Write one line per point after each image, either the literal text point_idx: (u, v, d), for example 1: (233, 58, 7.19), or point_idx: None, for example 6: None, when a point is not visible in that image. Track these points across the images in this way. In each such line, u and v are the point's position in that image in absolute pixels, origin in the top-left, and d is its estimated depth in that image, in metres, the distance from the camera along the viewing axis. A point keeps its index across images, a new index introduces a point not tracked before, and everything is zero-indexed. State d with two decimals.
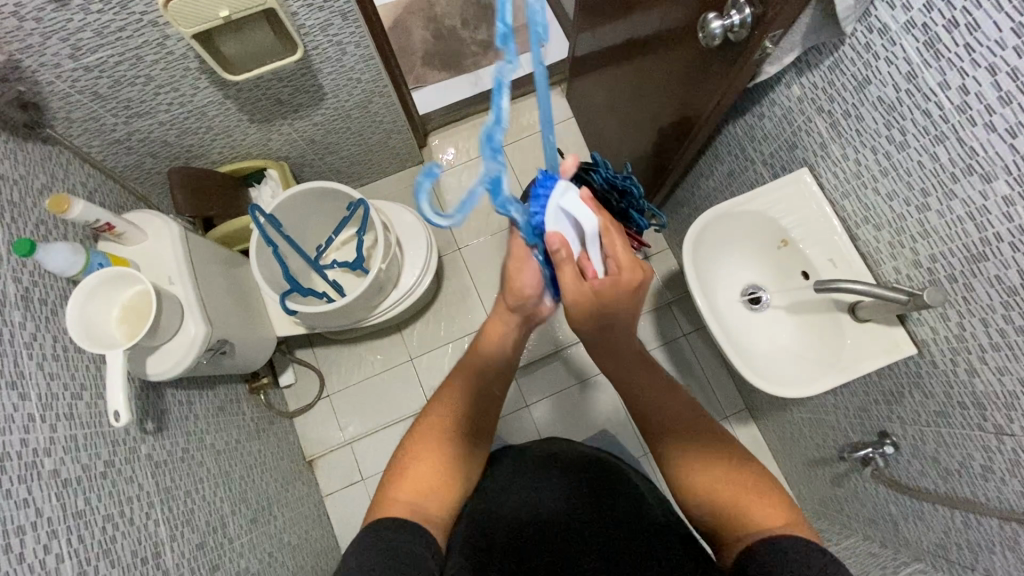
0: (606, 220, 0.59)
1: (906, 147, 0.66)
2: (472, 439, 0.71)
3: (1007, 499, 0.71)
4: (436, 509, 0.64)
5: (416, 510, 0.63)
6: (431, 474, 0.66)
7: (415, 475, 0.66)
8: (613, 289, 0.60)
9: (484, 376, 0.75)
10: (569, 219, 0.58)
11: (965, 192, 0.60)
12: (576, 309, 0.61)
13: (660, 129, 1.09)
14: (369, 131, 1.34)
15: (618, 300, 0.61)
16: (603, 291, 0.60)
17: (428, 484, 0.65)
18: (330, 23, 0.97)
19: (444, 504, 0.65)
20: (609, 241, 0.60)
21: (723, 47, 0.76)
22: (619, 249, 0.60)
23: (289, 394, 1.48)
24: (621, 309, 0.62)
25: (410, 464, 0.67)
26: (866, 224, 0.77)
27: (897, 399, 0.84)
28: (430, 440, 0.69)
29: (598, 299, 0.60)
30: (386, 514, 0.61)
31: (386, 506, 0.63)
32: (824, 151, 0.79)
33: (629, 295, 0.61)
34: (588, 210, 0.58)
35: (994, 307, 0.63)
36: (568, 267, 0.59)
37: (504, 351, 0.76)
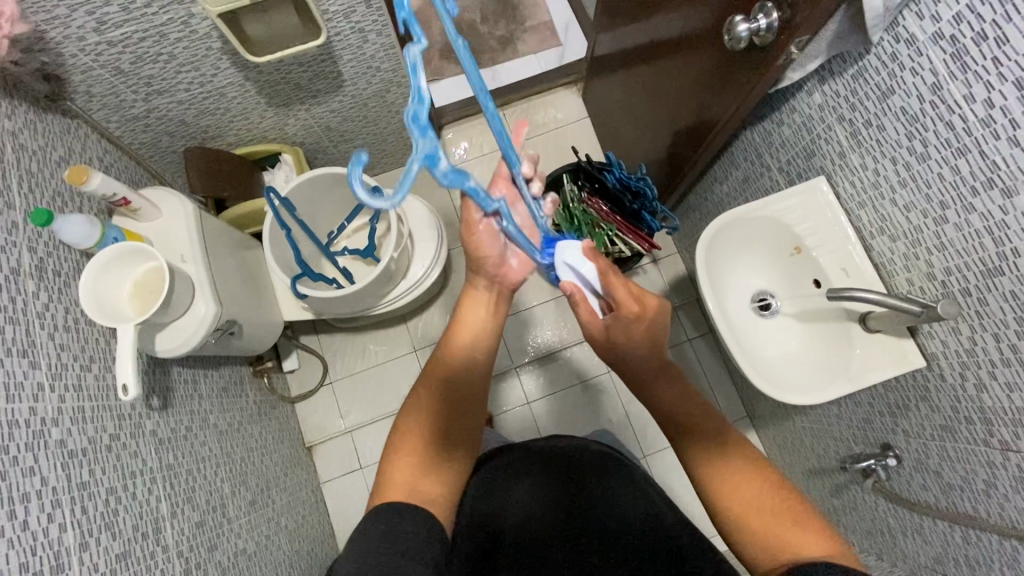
0: (604, 266, 0.61)
1: (927, 159, 0.66)
2: (459, 428, 0.69)
3: (1009, 516, 0.71)
4: (437, 501, 0.65)
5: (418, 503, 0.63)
6: (426, 466, 0.66)
7: (405, 474, 0.65)
8: (617, 326, 0.61)
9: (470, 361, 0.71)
10: (574, 271, 0.62)
11: (984, 206, 0.60)
12: (594, 344, 0.66)
13: (676, 132, 1.09)
14: (384, 121, 1.34)
15: (629, 340, 0.62)
16: (612, 330, 0.62)
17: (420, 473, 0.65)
18: (354, 9, 0.98)
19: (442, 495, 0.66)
20: (607, 283, 0.61)
21: (747, 51, 0.76)
22: (618, 287, 0.60)
23: (292, 379, 1.48)
24: (630, 349, 0.63)
25: (401, 458, 0.66)
26: (881, 234, 0.77)
27: (902, 412, 0.84)
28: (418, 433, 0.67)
29: (608, 336, 0.63)
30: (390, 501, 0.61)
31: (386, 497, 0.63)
32: (843, 160, 0.79)
33: (638, 333, 0.62)
34: (587, 262, 0.62)
35: (1007, 322, 0.63)
36: (584, 310, 0.62)
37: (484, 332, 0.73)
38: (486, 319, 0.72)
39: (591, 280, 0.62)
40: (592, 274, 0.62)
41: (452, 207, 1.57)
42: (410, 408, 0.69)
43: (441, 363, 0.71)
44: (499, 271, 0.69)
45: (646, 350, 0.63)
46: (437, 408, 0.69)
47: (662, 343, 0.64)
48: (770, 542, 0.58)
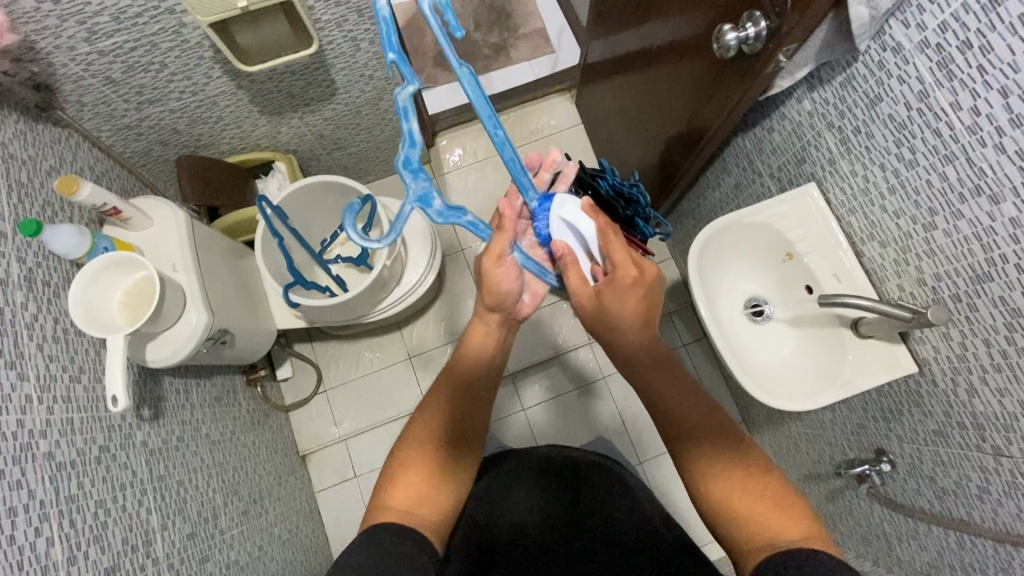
0: (603, 224, 0.66)
1: (916, 166, 0.66)
2: (461, 443, 0.69)
3: (1003, 522, 0.71)
4: (436, 515, 0.64)
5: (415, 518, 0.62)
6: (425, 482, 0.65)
7: (409, 483, 0.64)
8: (612, 288, 0.65)
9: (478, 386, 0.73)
10: (573, 227, 0.67)
11: (973, 212, 0.61)
12: (584, 312, 0.69)
13: (669, 139, 1.09)
14: (378, 129, 1.34)
15: (621, 303, 0.65)
16: (604, 292, 0.66)
17: (419, 491, 0.64)
18: (346, 18, 0.98)
19: (441, 510, 0.65)
20: (606, 239, 0.63)
21: (737, 59, 0.77)
22: (618, 251, 0.63)
23: (285, 388, 1.47)
24: (622, 311, 0.66)
25: (403, 471, 0.66)
26: (872, 240, 0.77)
27: (895, 417, 0.84)
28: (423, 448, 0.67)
29: (601, 300, 0.66)
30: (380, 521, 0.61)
31: (384, 508, 0.63)
32: (833, 166, 0.79)
33: (631, 293, 0.65)
34: (586, 218, 0.66)
35: (997, 328, 0.63)
36: (573, 271, 0.67)
37: (490, 358, 0.76)
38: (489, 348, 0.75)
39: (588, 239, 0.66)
40: (590, 230, 0.66)
41: None
42: (417, 422, 0.70)
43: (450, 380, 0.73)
44: (513, 308, 0.73)
45: (638, 319, 0.66)
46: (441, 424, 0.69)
47: (653, 311, 0.67)
48: (751, 527, 0.57)
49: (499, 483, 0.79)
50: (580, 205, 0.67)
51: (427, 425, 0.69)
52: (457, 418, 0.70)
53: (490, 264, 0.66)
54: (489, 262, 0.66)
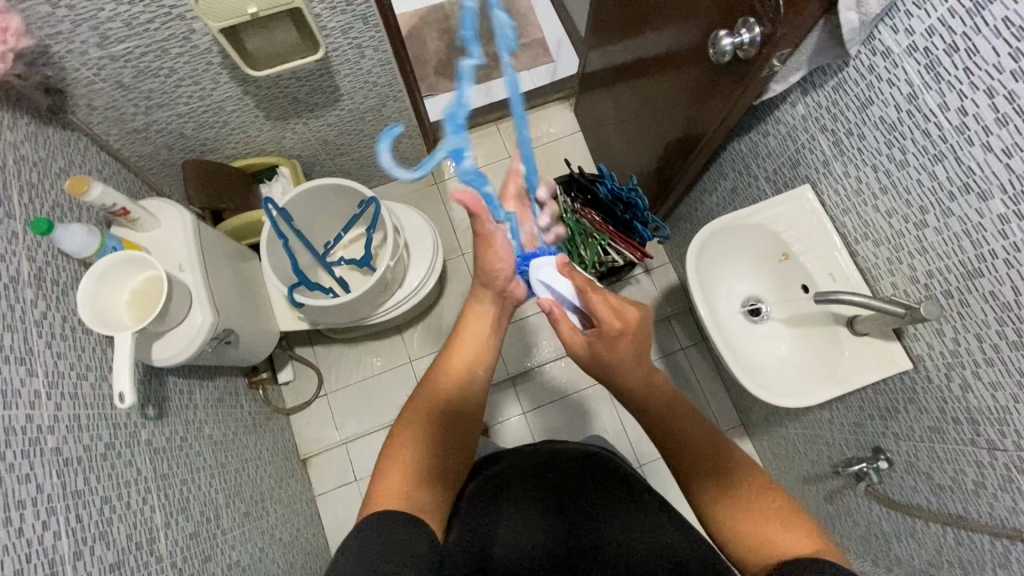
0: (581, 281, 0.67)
1: (906, 166, 0.68)
2: (458, 432, 0.70)
3: (999, 516, 0.72)
4: (435, 500, 0.65)
5: (415, 500, 0.63)
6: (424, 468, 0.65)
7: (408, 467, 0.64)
8: (602, 342, 0.63)
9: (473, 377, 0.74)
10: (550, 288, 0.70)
11: (962, 210, 0.63)
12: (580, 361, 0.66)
13: (666, 144, 1.12)
14: (380, 135, 1.36)
15: (617, 358, 0.63)
16: (598, 347, 0.64)
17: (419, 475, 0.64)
18: (351, 26, 1.01)
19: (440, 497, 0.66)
20: (588, 299, 0.64)
21: (732, 64, 0.79)
22: (598, 305, 0.63)
23: (286, 391, 1.47)
24: (619, 361, 0.64)
25: (402, 454, 0.66)
26: (866, 240, 0.79)
27: (892, 415, 0.86)
28: (421, 435, 0.67)
29: (594, 351, 0.64)
30: (383, 507, 0.60)
31: (384, 493, 0.62)
32: (827, 169, 0.81)
33: (622, 345, 0.63)
34: (562, 277, 0.69)
35: (989, 323, 0.65)
36: (563, 325, 0.66)
37: (487, 346, 0.76)
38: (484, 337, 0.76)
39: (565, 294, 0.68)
40: (568, 290, 0.68)
41: (447, 219, 1.59)
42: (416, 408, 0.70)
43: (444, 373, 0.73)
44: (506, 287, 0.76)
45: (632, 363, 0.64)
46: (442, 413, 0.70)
47: (645, 352, 0.65)
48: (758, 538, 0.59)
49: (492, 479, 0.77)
50: (557, 268, 0.69)
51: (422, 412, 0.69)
52: (454, 408, 0.71)
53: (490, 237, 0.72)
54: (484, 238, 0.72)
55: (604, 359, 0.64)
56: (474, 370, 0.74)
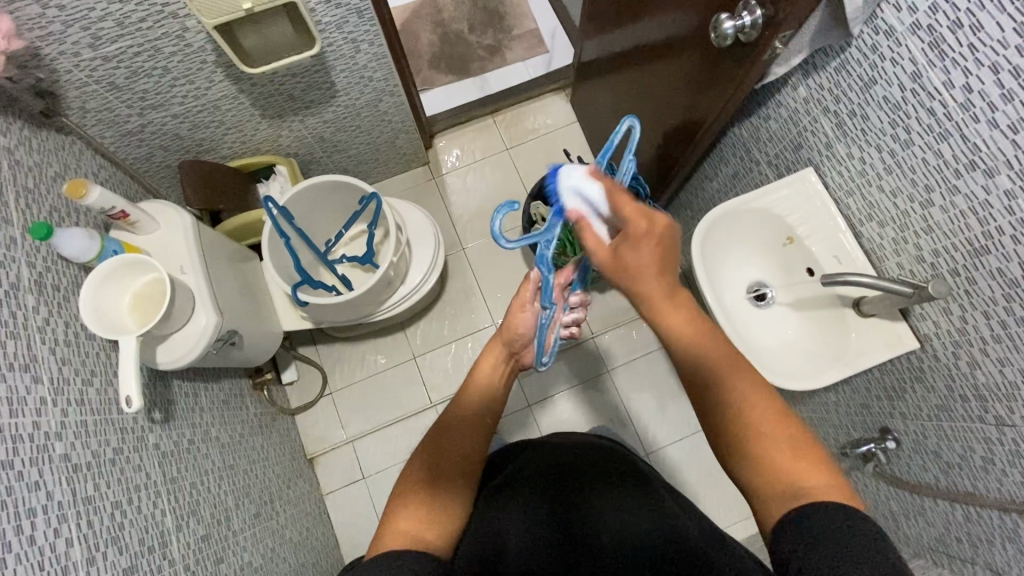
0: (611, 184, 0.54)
1: (911, 145, 0.68)
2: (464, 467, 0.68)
3: (1008, 490, 0.73)
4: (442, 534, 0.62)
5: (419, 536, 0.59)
6: (430, 499, 0.63)
7: (414, 503, 0.62)
8: (628, 244, 0.57)
9: (479, 422, 0.72)
10: (580, 197, 0.54)
11: (968, 187, 0.63)
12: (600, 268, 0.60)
13: (666, 131, 1.11)
14: (376, 130, 1.35)
15: (640, 258, 0.58)
16: (622, 248, 0.57)
17: (425, 510, 0.62)
18: (346, 20, 1.00)
19: (447, 529, 0.62)
20: (617, 203, 0.54)
21: (732, 47, 0.78)
22: (626, 206, 0.54)
23: (291, 392, 1.47)
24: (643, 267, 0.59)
25: (410, 493, 0.64)
26: (870, 221, 0.79)
27: (898, 395, 0.86)
28: (425, 473, 0.66)
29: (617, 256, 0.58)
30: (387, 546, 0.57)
31: (387, 535, 0.60)
32: (830, 151, 0.81)
33: (647, 247, 0.58)
34: (591, 181, 0.54)
35: (996, 300, 0.65)
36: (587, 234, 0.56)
37: (494, 392, 0.75)
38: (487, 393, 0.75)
39: (595, 203, 0.54)
40: (598, 197, 0.54)
41: (446, 214, 1.58)
42: (423, 450, 0.69)
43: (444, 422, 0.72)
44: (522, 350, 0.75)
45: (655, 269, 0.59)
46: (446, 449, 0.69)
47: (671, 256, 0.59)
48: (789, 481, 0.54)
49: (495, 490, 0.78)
50: (585, 170, 0.54)
51: (423, 457, 0.68)
52: (456, 446, 0.69)
53: (526, 298, 0.70)
54: (518, 300, 0.70)
55: (624, 266, 0.59)
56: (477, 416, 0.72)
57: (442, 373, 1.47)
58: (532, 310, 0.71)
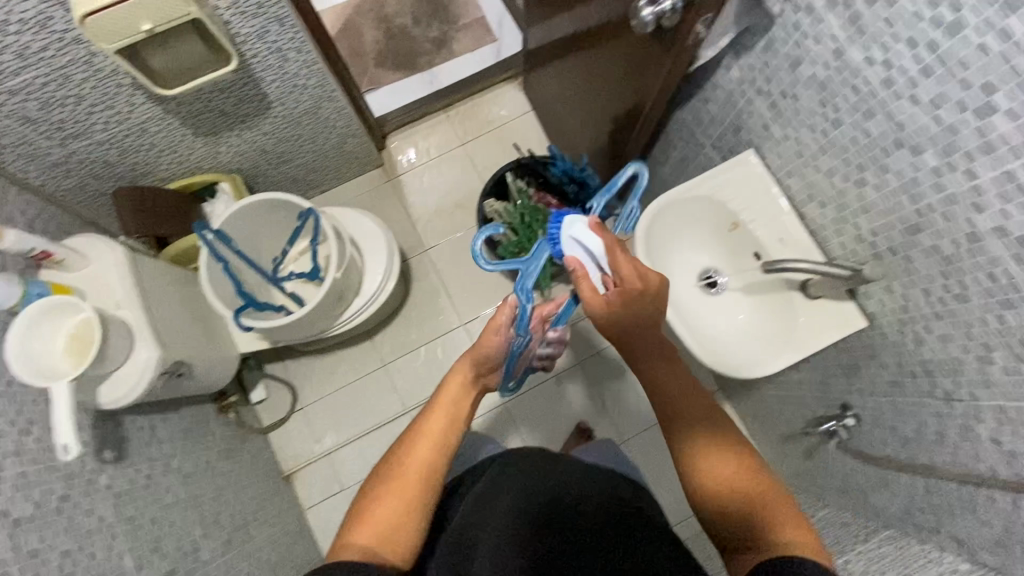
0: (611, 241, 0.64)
1: (841, 124, 0.66)
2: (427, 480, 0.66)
3: (962, 462, 0.73)
4: (398, 557, 0.61)
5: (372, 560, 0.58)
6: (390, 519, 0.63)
7: (374, 520, 0.62)
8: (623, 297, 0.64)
9: (446, 445, 0.69)
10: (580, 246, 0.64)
11: (898, 165, 0.61)
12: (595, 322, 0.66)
13: (612, 119, 1.09)
14: (321, 137, 1.32)
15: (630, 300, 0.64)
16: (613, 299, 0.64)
17: (385, 527, 0.62)
18: (267, 29, 0.96)
19: (404, 550, 0.61)
20: (614, 258, 0.64)
21: (659, 33, 0.76)
22: (621, 257, 0.63)
23: (261, 410, 1.45)
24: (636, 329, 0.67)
25: (372, 509, 0.64)
26: (812, 202, 0.77)
27: (854, 372, 0.86)
28: (388, 489, 0.65)
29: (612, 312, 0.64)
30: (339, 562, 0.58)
31: (341, 554, 0.60)
32: (767, 132, 0.79)
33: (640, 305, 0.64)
34: (592, 234, 0.64)
35: (933, 277, 0.63)
36: (585, 284, 0.65)
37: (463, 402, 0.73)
38: (460, 407, 0.72)
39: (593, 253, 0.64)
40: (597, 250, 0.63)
41: (405, 216, 1.55)
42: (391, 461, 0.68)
43: (415, 435, 0.69)
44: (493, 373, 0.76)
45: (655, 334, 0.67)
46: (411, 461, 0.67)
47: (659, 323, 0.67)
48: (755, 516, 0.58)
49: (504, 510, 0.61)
50: (590, 224, 0.64)
51: (388, 469, 0.67)
52: (421, 466, 0.66)
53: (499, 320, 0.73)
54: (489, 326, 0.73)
55: (618, 322, 0.66)
56: (446, 438, 0.69)
57: (414, 378, 1.46)
58: (507, 335, 0.73)
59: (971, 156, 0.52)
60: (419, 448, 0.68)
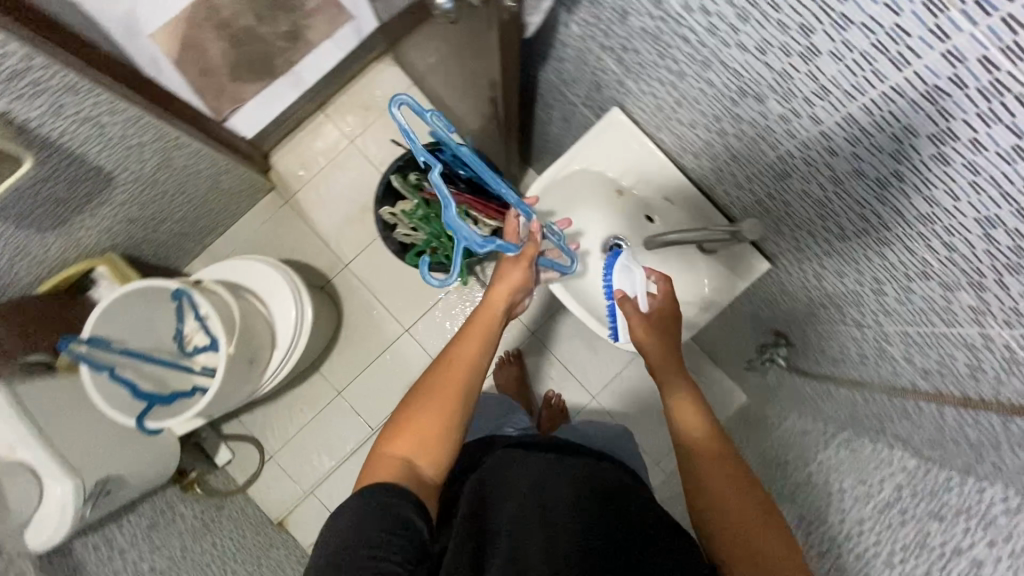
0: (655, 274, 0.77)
1: (685, 76, 0.59)
2: (466, 402, 0.68)
3: (886, 376, 0.72)
4: (430, 471, 0.64)
5: (406, 476, 0.62)
6: (429, 436, 0.65)
7: (413, 434, 0.65)
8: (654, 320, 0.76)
9: (480, 365, 0.71)
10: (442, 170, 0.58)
11: (748, 114, 0.55)
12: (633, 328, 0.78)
13: (479, 93, 0.99)
14: (189, 184, 1.21)
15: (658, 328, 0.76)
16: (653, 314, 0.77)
17: (422, 441, 0.65)
18: (60, 102, 0.84)
19: (438, 466, 0.65)
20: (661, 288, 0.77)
21: (475, 11, 0.66)
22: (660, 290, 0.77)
23: (232, 470, 1.43)
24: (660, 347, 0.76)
25: (411, 423, 0.66)
26: (686, 153, 0.72)
27: (777, 302, 0.85)
28: (428, 409, 0.66)
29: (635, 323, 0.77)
30: (379, 475, 0.61)
31: (378, 464, 0.63)
32: (625, 88, 0.72)
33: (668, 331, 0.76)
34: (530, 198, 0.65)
35: (812, 219, 0.59)
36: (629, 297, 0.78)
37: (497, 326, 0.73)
38: (494, 328, 0.73)
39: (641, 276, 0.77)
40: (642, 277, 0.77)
41: (315, 237, 1.46)
42: (431, 375, 0.70)
43: (447, 357, 0.71)
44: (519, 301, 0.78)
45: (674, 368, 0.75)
46: (450, 384, 0.68)
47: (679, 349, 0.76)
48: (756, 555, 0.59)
49: (556, 496, 0.61)
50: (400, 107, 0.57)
51: (426, 384, 0.69)
52: (454, 384, 0.68)
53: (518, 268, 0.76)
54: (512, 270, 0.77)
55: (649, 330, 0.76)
56: (476, 360, 0.70)
57: (373, 396, 1.43)
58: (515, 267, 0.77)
59: (810, 102, 0.46)
60: (453, 369, 0.69)
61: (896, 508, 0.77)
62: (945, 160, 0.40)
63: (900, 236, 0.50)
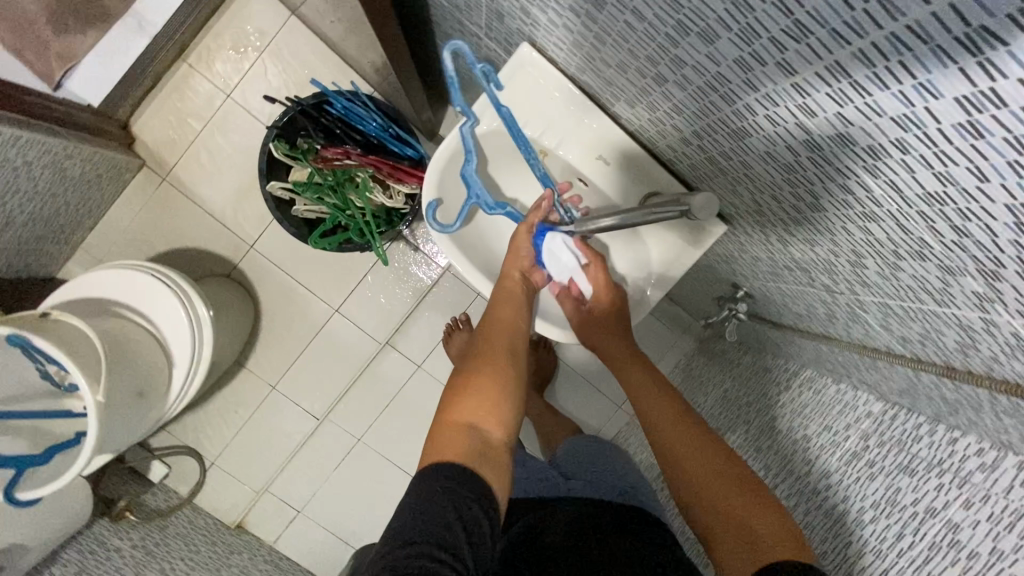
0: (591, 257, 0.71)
1: (603, 5, 0.42)
2: (516, 363, 0.61)
3: (856, 336, 0.65)
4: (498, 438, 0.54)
5: (474, 445, 0.52)
6: (492, 396, 0.56)
7: (476, 397, 0.56)
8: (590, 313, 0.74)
9: (518, 332, 0.65)
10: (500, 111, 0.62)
11: (692, 57, 0.40)
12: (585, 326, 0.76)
13: (358, 31, 0.78)
14: (24, 179, 0.97)
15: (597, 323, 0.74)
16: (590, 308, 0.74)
17: (486, 404, 0.55)
18: None
19: (505, 428, 0.55)
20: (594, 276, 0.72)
21: None
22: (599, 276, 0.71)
23: (172, 483, 1.31)
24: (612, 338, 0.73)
25: (468, 390, 0.56)
26: (619, 100, 0.57)
27: (733, 257, 0.75)
28: (483, 375, 0.57)
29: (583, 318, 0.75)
30: (443, 451, 0.51)
31: (440, 438, 0.53)
32: (531, 19, 0.55)
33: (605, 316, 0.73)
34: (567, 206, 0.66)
35: (778, 184, 0.47)
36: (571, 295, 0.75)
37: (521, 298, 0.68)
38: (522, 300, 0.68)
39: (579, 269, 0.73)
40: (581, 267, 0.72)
41: (207, 217, 1.24)
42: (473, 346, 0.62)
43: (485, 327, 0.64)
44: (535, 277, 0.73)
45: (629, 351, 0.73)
46: (496, 350, 0.61)
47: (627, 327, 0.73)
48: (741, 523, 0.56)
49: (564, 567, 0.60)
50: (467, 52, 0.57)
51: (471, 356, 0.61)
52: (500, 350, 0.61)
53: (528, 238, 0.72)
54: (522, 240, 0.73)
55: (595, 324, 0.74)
56: (516, 326, 0.65)
57: (313, 384, 1.31)
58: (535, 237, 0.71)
59: (780, 44, 0.32)
60: (495, 336, 0.63)
61: (865, 459, 0.68)
62: (977, 133, 0.27)
63: (893, 212, 0.38)
